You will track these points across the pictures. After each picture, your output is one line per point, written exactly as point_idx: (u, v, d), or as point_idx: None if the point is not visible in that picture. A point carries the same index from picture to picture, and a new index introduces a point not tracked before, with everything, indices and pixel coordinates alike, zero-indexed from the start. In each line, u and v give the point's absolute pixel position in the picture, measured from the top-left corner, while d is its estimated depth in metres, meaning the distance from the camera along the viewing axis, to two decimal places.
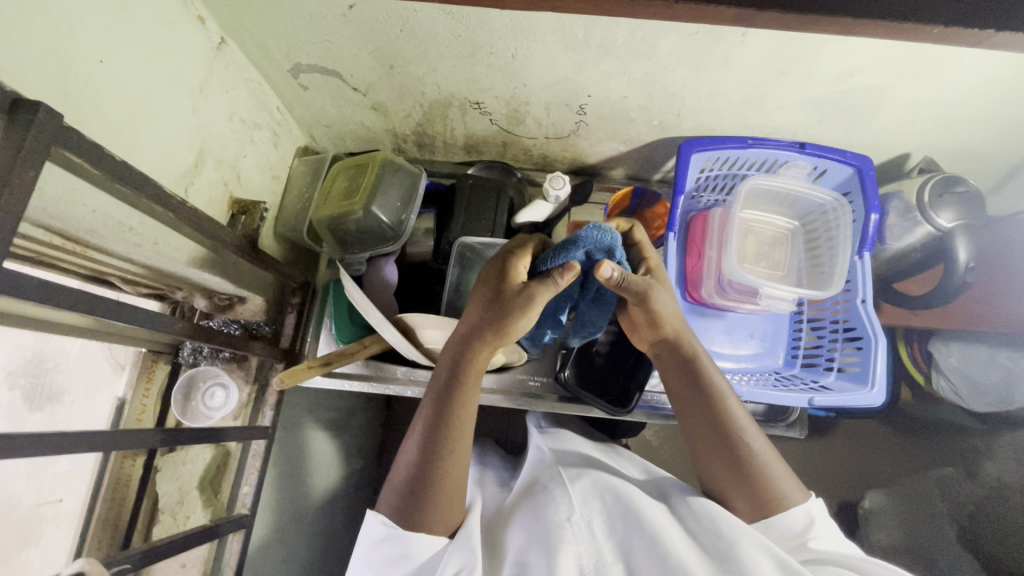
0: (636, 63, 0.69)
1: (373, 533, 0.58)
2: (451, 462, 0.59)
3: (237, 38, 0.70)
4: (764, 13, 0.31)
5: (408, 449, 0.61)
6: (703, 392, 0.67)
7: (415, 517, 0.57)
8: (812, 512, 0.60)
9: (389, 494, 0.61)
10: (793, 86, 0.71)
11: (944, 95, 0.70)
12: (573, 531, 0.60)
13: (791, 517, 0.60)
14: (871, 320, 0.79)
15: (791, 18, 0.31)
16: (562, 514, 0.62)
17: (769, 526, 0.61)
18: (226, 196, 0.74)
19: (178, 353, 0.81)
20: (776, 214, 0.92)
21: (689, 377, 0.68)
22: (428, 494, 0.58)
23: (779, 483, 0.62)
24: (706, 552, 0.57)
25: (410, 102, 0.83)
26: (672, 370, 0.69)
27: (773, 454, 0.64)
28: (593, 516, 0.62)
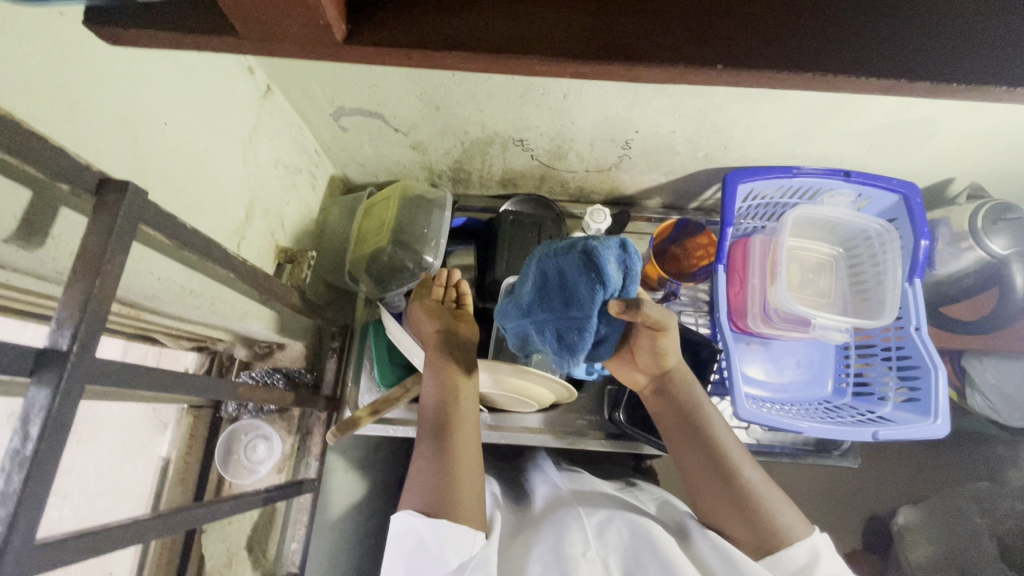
0: (691, 100, 0.69)
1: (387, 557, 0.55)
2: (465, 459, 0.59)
3: (282, 84, 0.69)
4: (912, 82, 0.31)
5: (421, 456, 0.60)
6: (696, 427, 0.64)
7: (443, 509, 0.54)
8: (818, 548, 0.56)
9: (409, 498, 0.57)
10: (845, 118, 0.71)
11: (997, 125, 0.70)
12: (590, 568, 0.55)
13: (794, 552, 0.56)
14: (927, 348, 0.77)
15: (936, 86, 0.31)
16: (579, 548, 0.57)
17: (774, 564, 0.56)
18: (272, 246, 0.72)
19: (220, 408, 0.79)
20: (818, 241, 0.91)
21: (681, 412, 0.65)
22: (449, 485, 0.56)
23: (781, 516, 0.58)
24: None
25: (451, 140, 0.82)
26: (665, 406, 0.66)
27: (770, 483, 0.61)
28: (610, 553, 0.57)
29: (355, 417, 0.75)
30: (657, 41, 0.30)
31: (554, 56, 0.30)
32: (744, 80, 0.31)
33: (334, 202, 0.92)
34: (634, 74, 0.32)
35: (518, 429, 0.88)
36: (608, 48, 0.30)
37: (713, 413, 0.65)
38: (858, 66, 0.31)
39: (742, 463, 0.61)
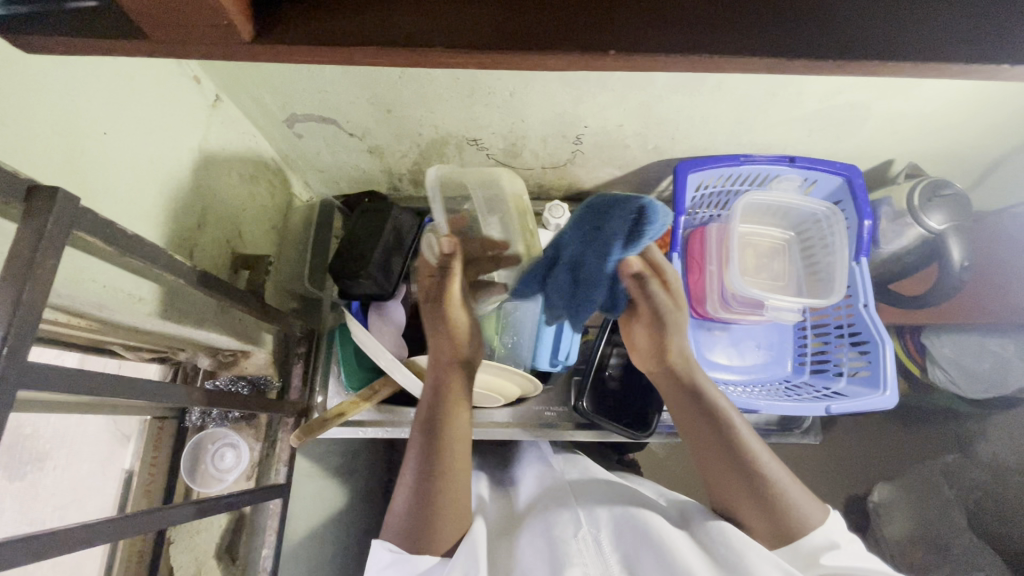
0: (632, 94, 0.71)
1: (379, 561, 0.59)
2: (449, 479, 0.61)
3: (231, 93, 0.70)
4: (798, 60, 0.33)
5: (406, 474, 0.62)
6: (716, 427, 0.64)
7: (420, 535, 0.59)
8: (835, 537, 0.59)
9: (391, 519, 0.62)
10: (784, 106, 0.74)
11: (925, 106, 0.73)
12: (580, 545, 0.60)
13: (812, 542, 0.59)
14: (875, 323, 0.81)
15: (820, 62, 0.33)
16: (569, 528, 0.62)
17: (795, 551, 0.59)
18: (228, 254, 0.72)
19: (185, 417, 0.79)
20: (770, 225, 0.94)
21: (702, 415, 0.65)
22: (430, 521, 0.59)
23: (798, 508, 0.60)
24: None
25: (407, 143, 0.83)
26: (684, 404, 0.67)
27: (788, 475, 0.63)
28: (599, 529, 0.63)
29: (321, 418, 0.77)
30: (553, 34, 0.32)
31: (455, 49, 0.31)
32: (639, 63, 0.33)
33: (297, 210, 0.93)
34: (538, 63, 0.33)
35: (490, 425, 0.88)
36: (507, 39, 0.31)
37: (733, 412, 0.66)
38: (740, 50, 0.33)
39: (762, 461, 0.63)
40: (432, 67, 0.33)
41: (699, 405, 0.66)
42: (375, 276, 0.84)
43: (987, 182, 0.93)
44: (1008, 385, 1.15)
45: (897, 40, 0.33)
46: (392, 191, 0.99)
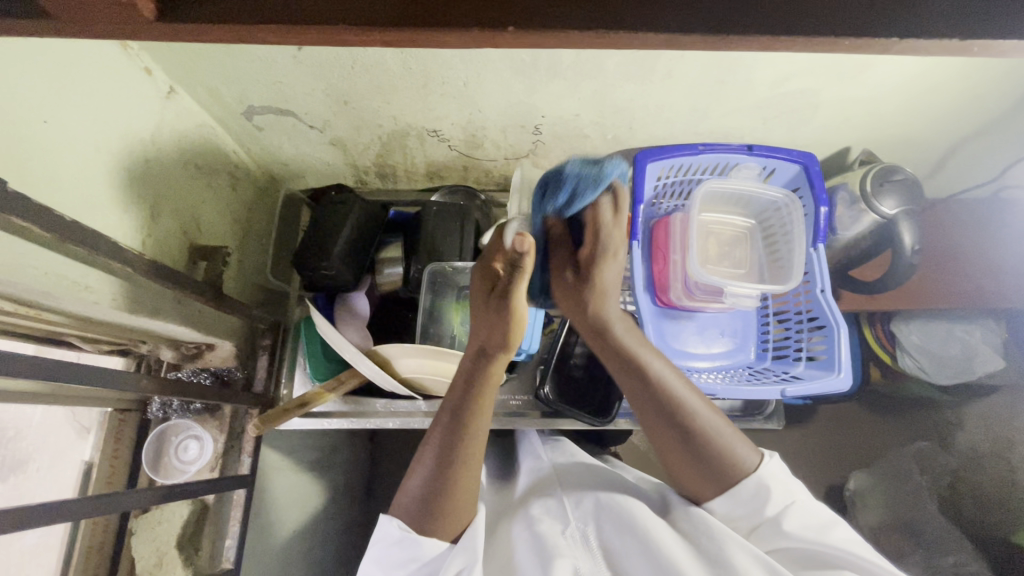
0: (585, 82, 0.72)
1: (388, 535, 0.61)
2: (465, 473, 0.61)
3: (186, 84, 0.70)
4: (694, 35, 0.33)
5: (424, 461, 0.62)
6: (651, 392, 0.64)
7: (429, 522, 0.60)
8: (765, 480, 0.63)
9: (403, 499, 0.63)
10: (735, 93, 0.75)
11: (874, 92, 0.74)
12: (568, 541, 0.63)
13: (742, 486, 0.63)
14: (831, 307, 0.82)
15: (716, 39, 0.33)
16: (557, 524, 0.65)
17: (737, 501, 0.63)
18: (186, 244, 0.73)
19: (146, 409, 0.79)
20: (732, 214, 0.95)
21: (637, 379, 0.65)
22: (443, 509, 0.60)
23: (731, 456, 0.64)
24: (707, 564, 0.58)
25: (368, 135, 0.84)
26: (617, 372, 0.66)
27: (727, 427, 0.65)
28: (587, 522, 0.66)
29: (281, 408, 0.80)
30: (455, 6, 0.32)
31: (356, 24, 0.32)
32: (542, 40, 0.33)
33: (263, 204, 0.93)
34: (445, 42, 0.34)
35: None
36: (409, 15, 0.32)
37: (664, 371, 0.65)
38: (642, 20, 0.32)
39: (699, 416, 0.64)
40: (337, 45, 0.33)
41: (631, 370, 0.65)
42: (337, 267, 0.85)
43: (945, 169, 0.94)
44: (975, 372, 1.15)
45: (790, 13, 0.33)
46: (359, 184, 0.99)
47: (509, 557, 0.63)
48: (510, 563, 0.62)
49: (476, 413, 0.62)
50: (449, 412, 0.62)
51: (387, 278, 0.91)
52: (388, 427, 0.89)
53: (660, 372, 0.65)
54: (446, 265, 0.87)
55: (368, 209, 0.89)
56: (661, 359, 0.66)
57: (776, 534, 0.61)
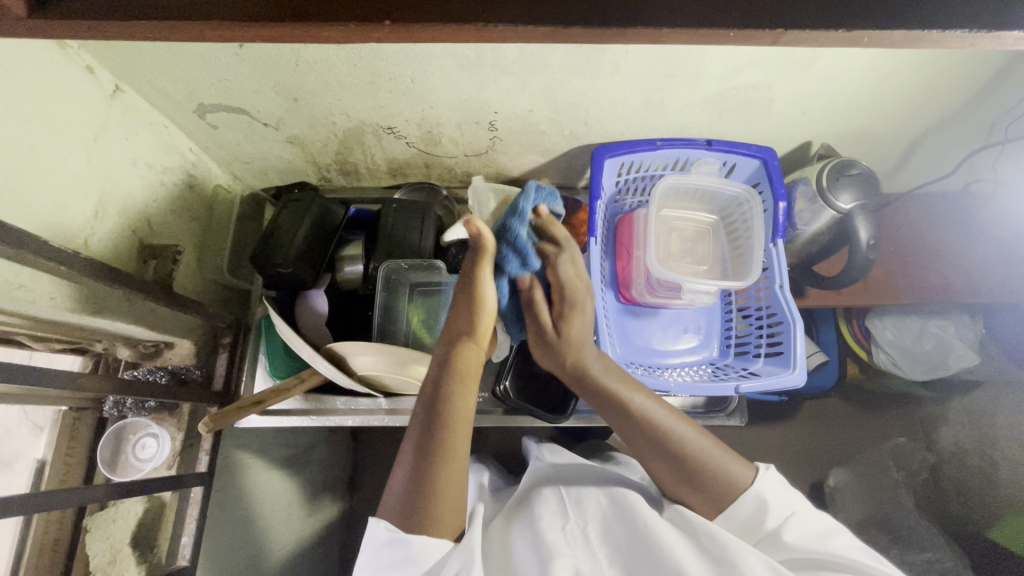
0: (533, 78, 0.71)
1: (376, 538, 0.57)
2: (449, 464, 0.58)
3: (132, 83, 0.71)
4: (570, 30, 0.33)
5: (404, 460, 0.60)
6: (642, 429, 0.64)
7: (417, 518, 0.57)
8: (763, 494, 0.63)
9: (390, 499, 0.60)
10: (687, 87, 0.74)
11: (825, 87, 0.74)
12: (568, 540, 0.63)
13: (744, 503, 0.63)
14: (788, 304, 0.82)
15: (597, 32, 0.33)
16: (557, 522, 0.65)
17: (729, 517, 0.64)
18: (134, 243, 0.73)
19: (102, 408, 0.77)
20: (695, 208, 0.93)
21: (625, 419, 0.65)
22: (427, 505, 0.57)
23: (725, 476, 0.63)
24: (705, 562, 0.58)
25: (324, 132, 0.84)
26: (606, 415, 0.66)
27: (714, 448, 0.64)
28: (587, 521, 0.66)
29: (235, 406, 0.79)
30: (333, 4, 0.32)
31: (231, 20, 0.32)
32: (420, 34, 0.33)
33: (225, 202, 0.93)
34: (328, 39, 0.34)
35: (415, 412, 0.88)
36: (284, 10, 0.32)
37: (647, 406, 0.65)
38: (520, 14, 0.33)
39: (691, 442, 0.64)
40: (219, 41, 0.34)
41: (614, 411, 0.65)
42: (293, 265, 0.84)
43: (911, 163, 0.94)
44: (949, 367, 1.13)
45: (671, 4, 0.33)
46: (323, 182, 0.99)
47: (509, 554, 0.62)
48: (510, 560, 0.61)
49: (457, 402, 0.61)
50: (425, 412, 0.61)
51: (346, 277, 0.92)
52: (348, 423, 0.89)
53: (647, 406, 0.65)
54: (400, 263, 0.88)
55: (327, 206, 0.89)
56: (642, 391, 0.66)
57: (775, 544, 0.61)
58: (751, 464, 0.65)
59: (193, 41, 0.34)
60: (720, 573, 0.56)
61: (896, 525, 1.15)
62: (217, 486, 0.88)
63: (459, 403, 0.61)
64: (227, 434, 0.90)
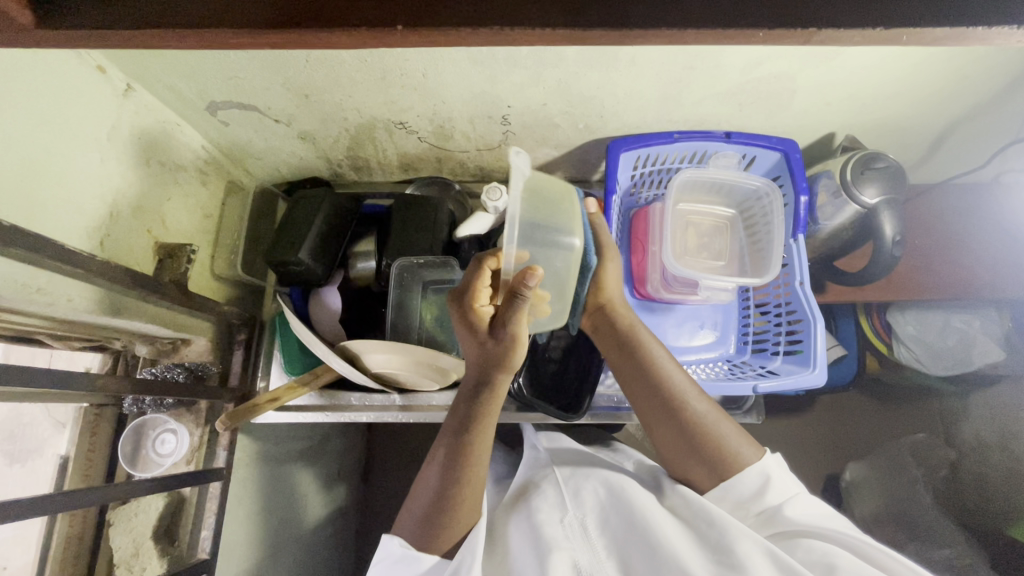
0: (547, 71, 0.69)
1: (389, 553, 0.60)
2: (468, 491, 0.61)
3: (142, 81, 0.70)
4: (588, 32, 0.32)
5: (427, 480, 0.63)
6: (653, 379, 0.66)
7: (428, 542, 0.60)
8: (768, 471, 0.61)
9: (407, 516, 0.63)
10: (706, 79, 0.71)
11: (851, 77, 0.71)
12: (566, 532, 0.62)
13: (746, 479, 0.61)
14: (809, 302, 0.80)
15: (616, 35, 0.32)
16: (555, 514, 0.64)
17: (729, 490, 0.62)
18: (149, 243, 0.74)
19: (121, 404, 0.80)
20: (713, 203, 0.91)
21: (635, 364, 0.67)
22: (441, 523, 0.60)
23: (731, 446, 0.62)
24: (705, 550, 0.57)
25: (335, 128, 0.83)
26: (623, 364, 0.68)
27: (719, 413, 0.65)
28: (586, 513, 0.64)
29: (251, 403, 0.81)
30: (339, 7, 0.32)
31: (237, 28, 0.33)
32: (428, 38, 0.33)
33: (234, 199, 0.92)
34: (331, 45, 0.34)
35: (428, 408, 0.88)
36: (287, 16, 0.32)
37: (660, 357, 0.67)
38: (533, 19, 0.32)
39: (694, 403, 0.64)
40: (223, 46, 0.34)
41: (625, 354, 0.68)
42: (306, 263, 0.84)
43: (938, 155, 0.90)
44: (972, 363, 1.10)
45: (693, 6, 0.32)
46: (334, 177, 0.99)
47: (507, 551, 0.63)
48: (507, 557, 0.62)
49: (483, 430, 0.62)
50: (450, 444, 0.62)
51: (360, 273, 0.92)
52: (362, 419, 0.89)
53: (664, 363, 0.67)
54: (413, 260, 0.87)
55: (339, 202, 0.88)
56: (662, 350, 0.68)
57: (776, 523, 0.59)
58: (759, 446, 0.64)
59: (201, 48, 0.35)
60: (720, 561, 0.55)
61: (916, 521, 1.13)
62: (236, 480, 0.89)
63: (483, 435, 0.62)
64: (243, 430, 0.91)
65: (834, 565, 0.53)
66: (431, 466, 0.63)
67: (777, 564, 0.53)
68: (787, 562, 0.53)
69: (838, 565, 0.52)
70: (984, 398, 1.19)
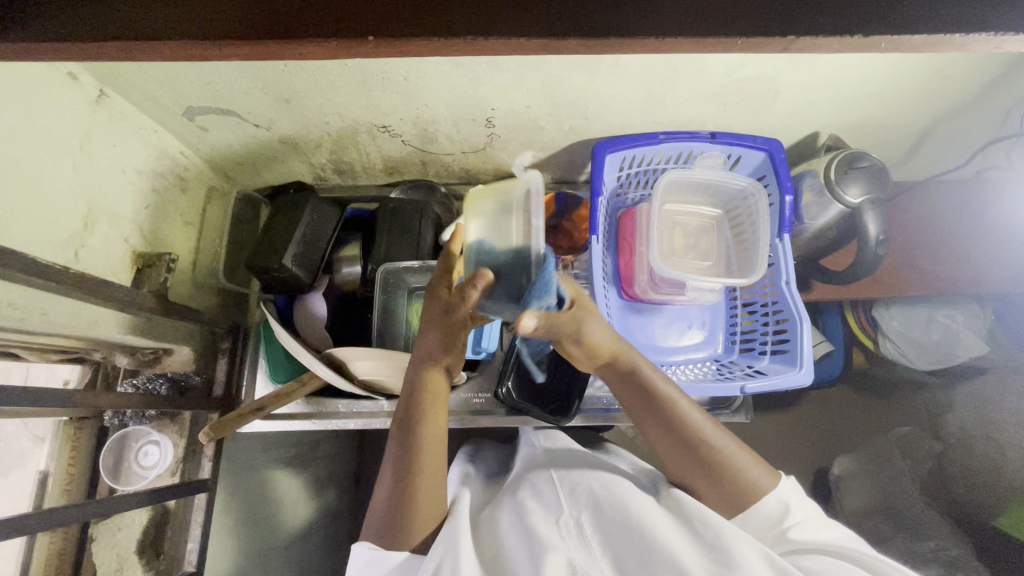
0: (531, 74, 0.69)
1: (358, 558, 0.60)
2: (425, 484, 0.62)
3: (116, 87, 0.68)
4: (567, 41, 0.32)
5: (385, 483, 0.64)
6: (664, 420, 0.65)
7: (396, 536, 0.60)
8: (786, 498, 0.62)
9: (371, 521, 0.63)
10: (690, 80, 0.71)
11: (834, 78, 0.71)
12: (561, 531, 0.60)
13: (767, 505, 0.62)
14: (795, 301, 0.81)
15: (594, 43, 0.32)
16: (551, 513, 0.63)
17: (746, 518, 0.62)
18: (127, 252, 0.72)
19: (103, 417, 0.78)
20: (699, 203, 0.91)
21: (646, 406, 0.66)
22: (402, 518, 0.60)
23: (749, 477, 0.63)
24: (700, 549, 0.56)
25: (317, 132, 0.82)
26: (636, 406, 0.66)
27: (734, 444, 0.65)
28: (581, 511, 0.63)
29: (235, 414, 0.79)
30: (308, 20, 0.32)
31: (207, 39, 0.32)
32: (404, 49, 0.33)
33: (214, 205, 0.91)
34: (302, 54, 0.33)
35: None
36: (259, 28, 0.32)
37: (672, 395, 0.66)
38: (510, 27, 0.32)
39: (707, 435, 0.64)
40: (185, 58, 0.34)
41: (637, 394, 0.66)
42: (290, 269, 0.83)
43: (921, 152, 0.91)
44: (957, 357, 1.11)
45: (671, 12, 0.32)
46: (318, 181, 0.98)
47: (499, 549, 0.61)
48: (500, 556, 0.59)
49: (425, 425, 0.64)
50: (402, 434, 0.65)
51: (344, 279, 0.91)
52: (350, 427, 0.89)
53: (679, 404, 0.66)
54: (398, 265, 0.86)
55: (323, 207, 0.87)
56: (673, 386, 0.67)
57: (785, 543, 0.59)
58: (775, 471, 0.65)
59: (168, 60, 0.34)
60: (715, 560, 0.54)
61: (901, 513, 1.15)
62: (221, 491, 0.88)
63: (433, 426, 0.65)
64: (229, 440, 0.90)
65: (840, 575, 0.52)
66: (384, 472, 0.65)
67: (774, 565, 0.53)
68: (785, 565, 0.53)
69: (844, 574, 0.53)
70: (970, 390, 1.21)
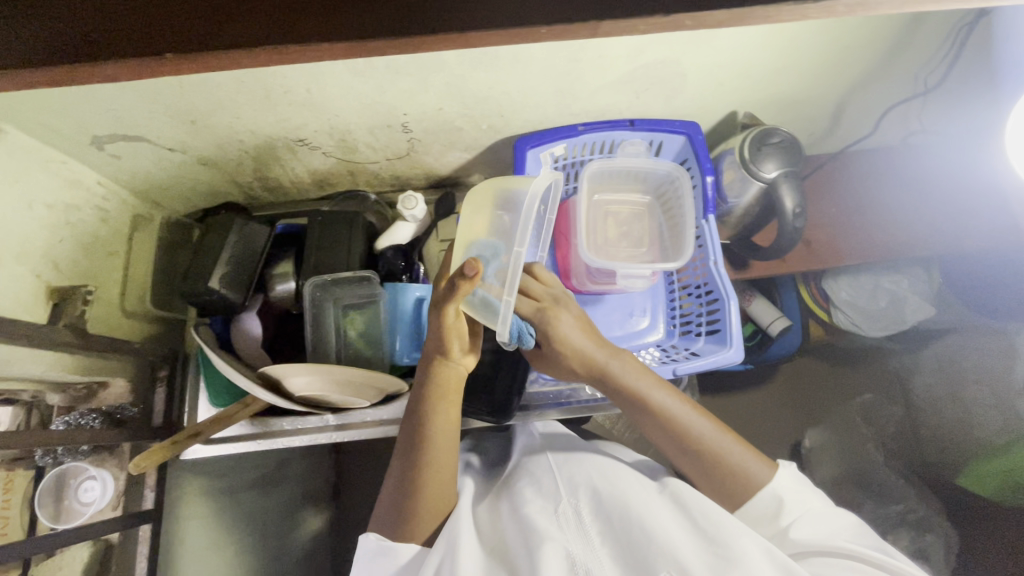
0: (432, 76, 0.69)
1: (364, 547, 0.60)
2: (433, 475, 0.61)
3: (14, 123, 0.67)
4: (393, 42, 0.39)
5: (391, 475, 0.64)
6: (656, 418, 0.65)
7: (402, 530, 0.60)
8: (780, 491, 0.60)
9: (380, 513, 0.64)
10: (594, 70, 0.72)
11: (734, 57, 0.72)
12: (561, 522, 0.58)
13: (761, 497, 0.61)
14: (721, 279, 0.81)
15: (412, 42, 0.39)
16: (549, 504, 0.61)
17: (744, 512, 0.62)
18: (41, 288, 0.71)
19: (37, 457, 0.74)
20: (630, 191, 0.92)
21: (639, 408, 0.66)
22: (408, 511, 0.60)
23: (741, 468, 0.62)
24: (700, 540, 0.54)
25: (234, 151, 0.81)
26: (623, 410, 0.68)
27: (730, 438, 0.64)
28: (582, 500, 0.61)
29: (171, 441, 0.78)
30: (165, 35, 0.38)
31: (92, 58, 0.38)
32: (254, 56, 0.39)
33: (143, 232, 0.90)
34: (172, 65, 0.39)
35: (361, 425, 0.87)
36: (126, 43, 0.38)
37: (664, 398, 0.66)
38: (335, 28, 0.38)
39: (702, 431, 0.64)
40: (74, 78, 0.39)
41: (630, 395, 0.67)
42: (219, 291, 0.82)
43: (842, 124, 0.92)
44: (904, 322, 1.13)
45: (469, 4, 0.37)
46: (249, 200, 0.97)
47: (499, 541, 0.59)
48: (499, 549, 0.57)
49: (432, 418, 0.63)
50: (412, 420, 0.65)
51: (278, 297, 0.90)
52: (297, 444, 0.87)
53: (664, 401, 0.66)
54: (326, 278, 0.85)
55: (250, 226, 0.86)
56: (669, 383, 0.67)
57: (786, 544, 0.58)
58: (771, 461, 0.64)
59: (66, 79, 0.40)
60: (716, 552, 0.52)
61: (868, 480, 1.16)
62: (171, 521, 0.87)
63: (440, 418, 0.63)
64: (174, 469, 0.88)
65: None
66: (392, 464, 0.65)
67: (776, 562, 0.51)
68: (786, 561, 0.51)
69: None
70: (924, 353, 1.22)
